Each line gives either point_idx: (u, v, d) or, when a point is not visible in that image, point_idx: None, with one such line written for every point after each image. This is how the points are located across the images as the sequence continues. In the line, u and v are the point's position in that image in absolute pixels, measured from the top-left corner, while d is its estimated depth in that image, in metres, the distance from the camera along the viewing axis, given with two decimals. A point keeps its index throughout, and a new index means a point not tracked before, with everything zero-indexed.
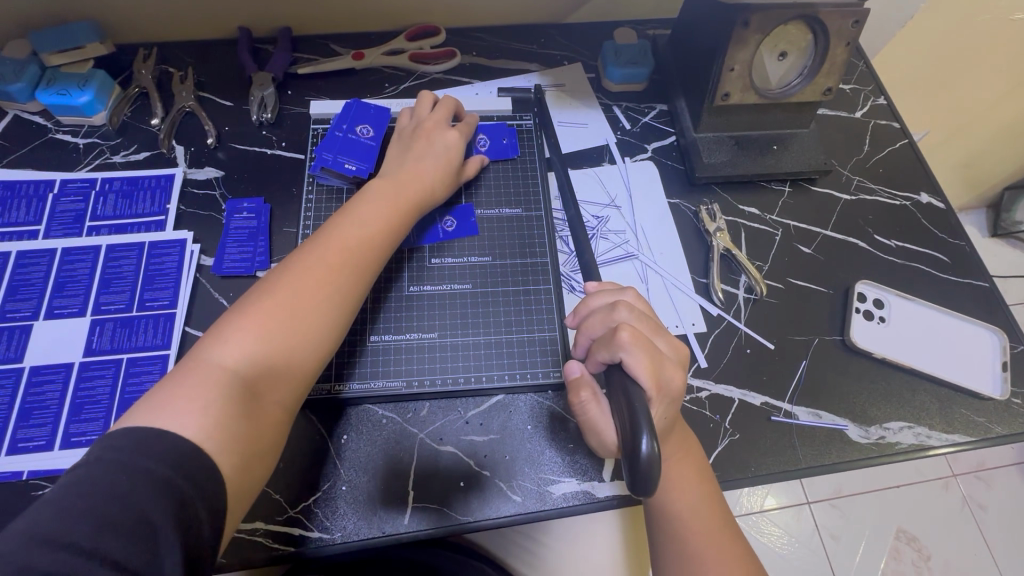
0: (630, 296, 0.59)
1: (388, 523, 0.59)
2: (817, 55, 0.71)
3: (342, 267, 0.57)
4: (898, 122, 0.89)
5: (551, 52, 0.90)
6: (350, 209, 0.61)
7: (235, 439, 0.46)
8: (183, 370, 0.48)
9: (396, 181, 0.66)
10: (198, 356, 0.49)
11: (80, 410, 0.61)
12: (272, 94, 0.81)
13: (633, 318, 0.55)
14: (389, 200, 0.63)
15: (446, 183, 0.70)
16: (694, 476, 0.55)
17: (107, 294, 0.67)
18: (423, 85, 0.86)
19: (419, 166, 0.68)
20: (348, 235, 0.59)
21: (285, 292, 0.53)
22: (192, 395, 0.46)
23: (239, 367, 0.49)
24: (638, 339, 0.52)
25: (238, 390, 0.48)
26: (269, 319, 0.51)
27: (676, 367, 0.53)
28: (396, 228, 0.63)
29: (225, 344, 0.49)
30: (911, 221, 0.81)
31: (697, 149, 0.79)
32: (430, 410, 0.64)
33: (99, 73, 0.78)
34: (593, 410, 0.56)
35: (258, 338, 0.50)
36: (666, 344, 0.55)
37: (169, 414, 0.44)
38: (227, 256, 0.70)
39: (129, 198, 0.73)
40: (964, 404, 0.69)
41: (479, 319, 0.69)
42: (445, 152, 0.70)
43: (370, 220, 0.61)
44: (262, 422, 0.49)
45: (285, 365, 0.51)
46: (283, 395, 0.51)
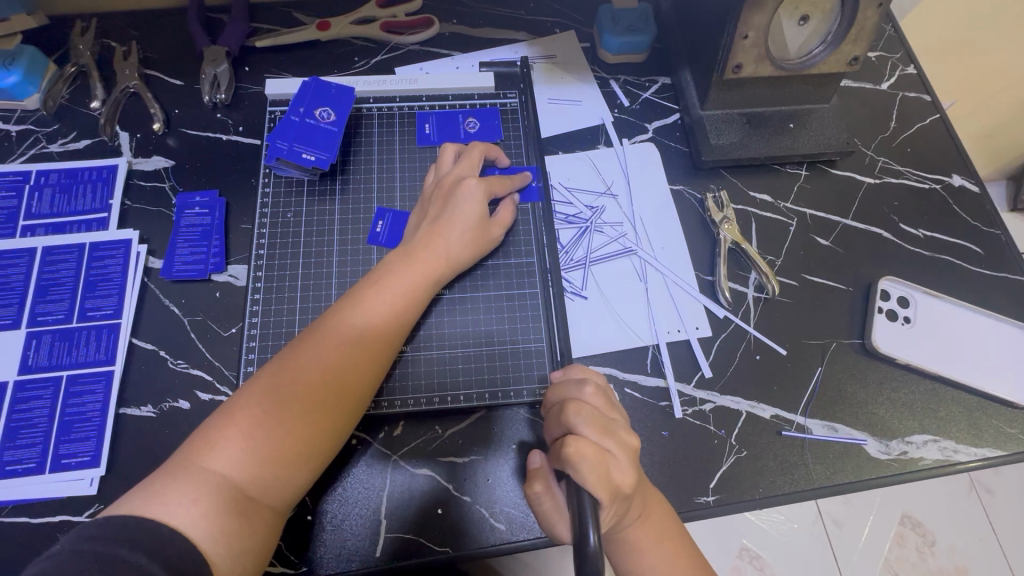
0: (588, 390, 0.51)
1: (360, 555, 0.53)
2: (843, 19, 0.61)
3: (350, 364, 0.51)
4: (928, 95, 0.79)
5: (540, 18, 0.81)
6: (359, 292, 0.55)
7: (224, 540, 0.43)
8: (175, 466, 0.45)
9: (412, 253, 0.58)
10: (192, 455, 0.45)
11: (16, 435, 0.55)
12: (226, 71, 0.72)
13: (583, 422, 0.47)
14: (405, 280, 0.56)
15: (473, 249, 0.61)
16: (655, 537, 0.49)
17: (44, 303, 0.60)
18: (396, 58, 0.77)
19: (441, 230, 0.59)
20: (355, 324, 0.53)
21: (286, 387, 0.49)
22: (184, 494, 0.43)
23: (233, 472, 0.45)
24: (585, 451, 0.44)
25: (229, 494, 0.44)
26: (267, 419, 0.47)
27: (629, 468, 0.46)
28: (410, 314, 0.56)
29: (219, 448, 0.46)
30: (941, 207, 0.73)
31: (704, 129, 0.71)
32: (404, 429, 0.58)
33: (28, 49, 0.69)
34: (547, 504, 0.49)
35: (251, 442, 0.46)
36: (616, 444, 0.47)
37: (163, 502, 0.42)
38: (178, 258, 0.63)
39: (68, 193, 0.66)
40: (994, 414, 0.63)
41: (464, 333, 0.62)
42: (466, 213, 0.60)
43: (382, 306, 0.54)
44: (252, 526, 0.45)
45: (281, 468, 0.47)
46: (277, 498, 0.47)
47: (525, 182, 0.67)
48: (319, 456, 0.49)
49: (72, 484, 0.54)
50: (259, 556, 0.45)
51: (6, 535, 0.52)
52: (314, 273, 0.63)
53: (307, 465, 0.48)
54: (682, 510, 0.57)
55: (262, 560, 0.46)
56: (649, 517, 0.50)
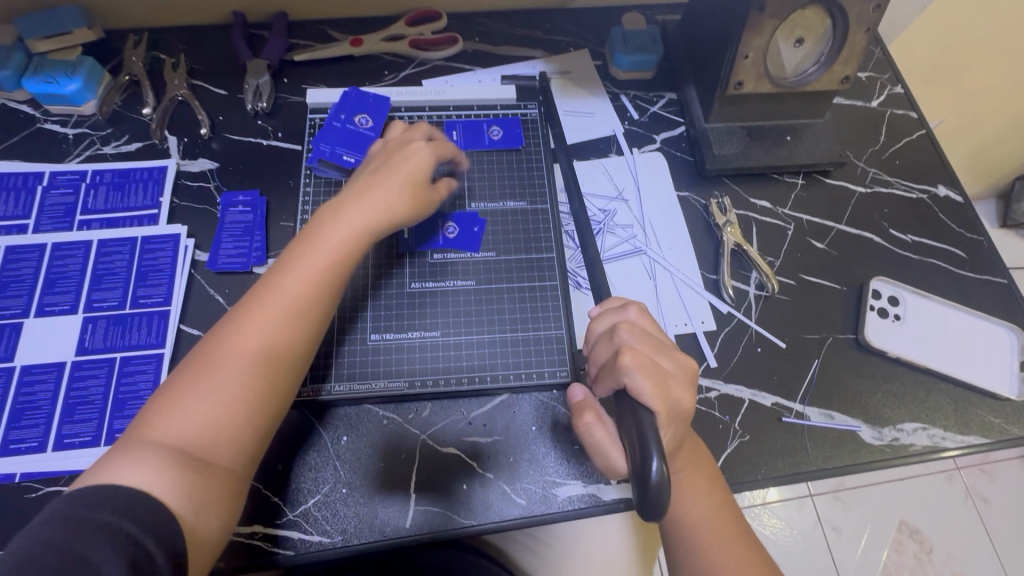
0: (633, 312, 0.56)
1: (391, 526, 0.57)
2: (834, 42, 0.68)
3: (279, 315, 0.51)
4: (915, 112, 0.85)
5: (556, 38, 0.87)
6: (287, 254, 0.54)
7: (175, 498, 0.42)
8: (117, 448, 0.45)
9: (344, 204, 0.57)
10: (132, 433, 0.46)
11: (73, 411, 0.59)
12: (267, 82, 0.78)
13: (635, 340, 0.52)
14: (337, 231, 0.55)
15: (413, 199, 0.60)
16: (704, 487, 0.54)
17: (99, 291, 0.65)
18: (423, 72, 0.83)
19: (373, 186, 0.58)
20: (282, 283, 0.52)
21: (221, 348, 0.49)
22: (124, 463, 0.43)
23: (170, 440, 0.45)
24: (641, 362, 0.49)
25: (169, 459, 0.44)
26: (204, 380, 0.47)
27: (684, 388, 0.51)
28: (340, 265, 0.55)
29: (155, 422, 0.45)
30: (928, 214, 0.78)
31: (708, 140, 0.77)
32: (432, 411, 0.63)
33: (87, 60, 0.75)
34: (597, 431, 0.53)
35: (184, 411, 0.46)
36: (671, 363, 0.52)
37: (116, 472, 0.42)
38: (222, 251, 0.68)
39: (120, 191, 0.71)
40: (980, 405, 0.67)
41: (457, 310, 0.66)
42: (405, 167, 0.60)
43: (308, 263, 0.53)
44: (205, 487, 0.44)
45: (221, 429, 0.46)
46: (221, 460, 0.46)
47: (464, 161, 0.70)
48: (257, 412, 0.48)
49: None
50: (218, 520, 0.45)
51: None
52: None
53: (241, 422, 0.47)
54: None
55: (217, 521, 0.45)
56: (694, 463, 0.55)
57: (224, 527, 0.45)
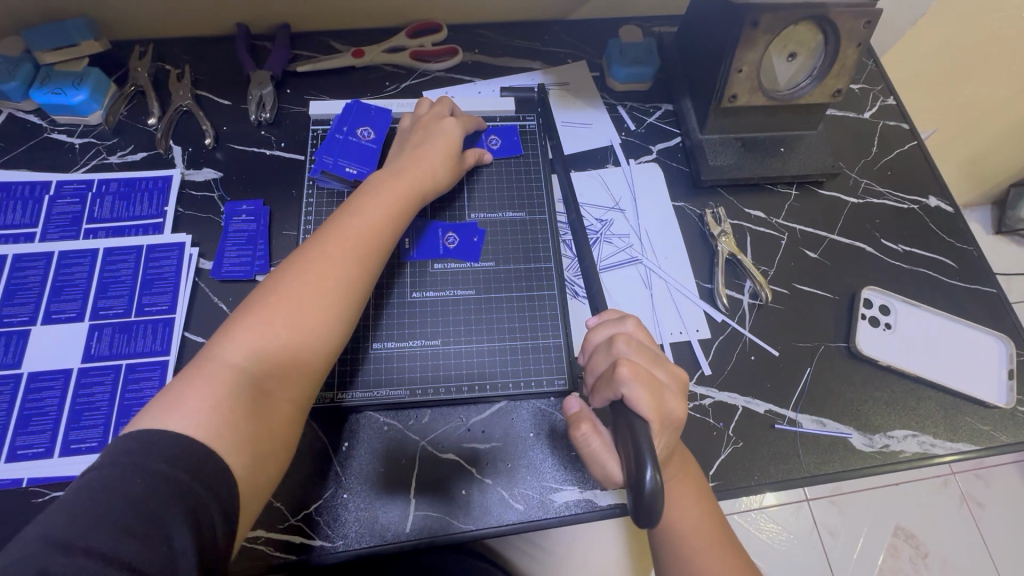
0: (630, 325, 0.57)
1: (390, 531, 0.59)
2: (827, 56, 0.69)
3: (348, 258, 0.55)
4: (907, 124, 0.87)
5: (554, 50, 0.89)
6: (350, 205, 0.59)
7: (250, 432, 0.46)
8: (193, 371, 0.48)
9: (396, 172, 0.63)
10: (208, 355, 0.48)
11: (79, 417, 0.60)
12: (271, 93, 0.80)
13: (631, 351, 0.54)
14: (393, 194, 0.61)
15: (449, 172, 0.68)
16: (694, 496, 0.55)
17: (105, 298, 0.66)
18: (424, 83, 0.85)
19: (421, 156, 0.66)
20: (351, 230, 0.57)
21: (292, 284, 0.52)
22: (204, 393, 0.46)
23: (251, 367, 0.48)
24: (637, 372, 0.51)
25: (248, 389, 0.48)
26: (276, 313, 0.51)
27: (679, 398, 0.53)
28: (400, 220, 0.61)
29: (234, 346, 0.49)
30: (919, 225, 0.80)
31: (703, 151, 0.78)
32: (431, 417, 0.64)
33: (94, 71, 0.76)
34: (594, 441, 0.54)
35: (266, 337, 0.50)
36: (665, 373, 0.54)
37: (184, 410, 0.45)
38: (226, 260, 0.69)
39: (126, 201, 0.72)
40: (969, 412, 0.69)
41: (465, 304, 0.69)
42: (445, 140, 0.68)
43: (375, 214, 0.59)
44: (271, 420, 0.48)
45: (297, 359, 0.51)
46: (294, 390, 0.51)
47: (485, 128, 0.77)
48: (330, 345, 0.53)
49: None
50: (281, 453, 0.49)
51: None
52: None
53: (318, 354, 0.52)
54: None
55: (285, 451, 0.49)
56: (685, 475, 0.56)
57: (285, 462, 0.50)
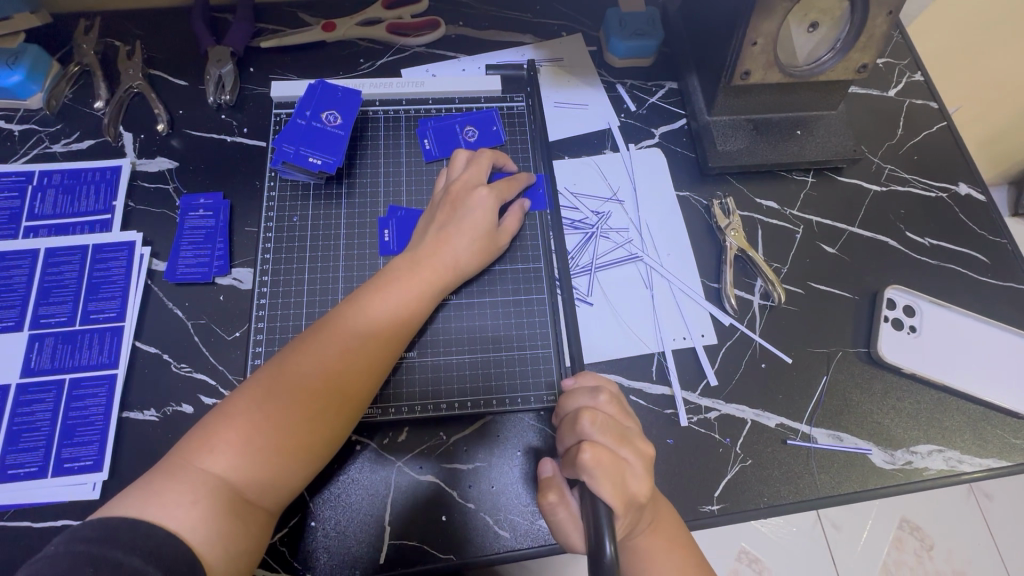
0: (602, 399, 0.51)
1: (361, 562, 0.53)
2: (853, 26, 0.61)
3: (349, 366, 0.51)
4: (935, 102, 0.79)
5: (547, 21, 0.80)
6: (362, 296, 0.54)
7: (222, 541, 0.42)
8: (171, 467, 0.44)
9: (417, 260, 0.57)
10: (187, 454, 0.44)
11: (18, 439, 0.55)
12: (231, 72, 0.72)
13: (598, 432, 0.47)
14: (411, 287, 0.56)
15: (477, 259, 0.60)
16: (676, 556, 0.49)
17: (47, 305, 0.60)
18: (402, 60, 0.76)
19: (444, 239, 0.59)
20: (361, 327, 0.52)
21: (289, 388, 0.48)
22: (178, 494, 0.42)
23: (233, 476, 0.44)
24: (600, 461, 0.45)
25: (225, 496, 0.43)
26: (267, 421, 0.46)
27: (645, 479, 0.47)
28: (414, 317, 0.56)
29: (217, 449, 0.44)
30: (949, 216, 0.72)
31: (711, 136, 0.70)
32: (408, 436, 0.58)
33: (32, 48, 0.68)
34: (561, 512, 0.49)
35: (249, 448, 0.45)
36: (632, 454, 0.47)
37: (161, 502, 0.42)
38: (181, 261, 0.63)
39: (71, 195, 0.65)
40: (999, 424, 0.63)
41: (464, 341, 0.61)
42: (475, 220, 0.60)
43: (387, 310, 0.54)
44: (247, 530, 0.44)
45: (279, 470, 0.46)
46: (272, 499, 0.47)
47: (529, 182, 0.66)
48: (319, 457, 0.48)
49: (75, 488, 0.54)
50: (255, 553, 0.45)
51: (8, 538, 0.52)
52: (320, 277, 0.63)
53: (301, 466, 0.47)
54: (687, 519, 0.57)
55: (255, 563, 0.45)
56: (662, 523, 0.50)
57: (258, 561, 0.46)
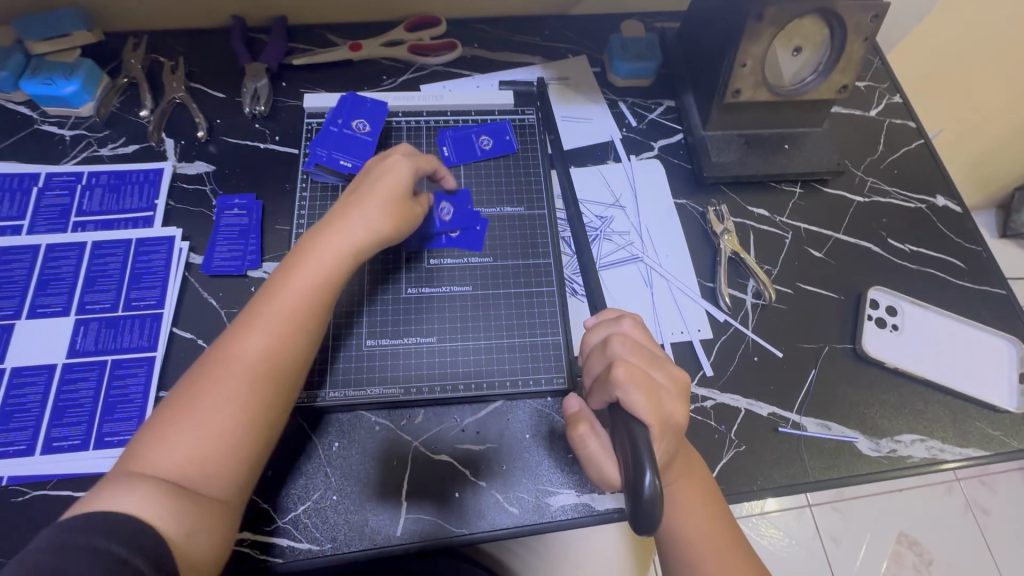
0: (627, 324, 0.55)
1: (381, 535, 0.57)
2: (833, 51, 0.68)
3: (256, 342, 0.51)
4: (913, 122, 0.85)
5: (555, 44, 0.87)
6: (272, 278, 0.55)
7: (169, 524, 0.43)
8: (107, 480, 0.45)
9: (324, 229, 0.57)
10: (124, 464, 0.46)
11: (63, 414, 0.59)
12: (266, 86, 0.78)
13: (628, 352, 0.52)
14: (318, 255, 0.55)
15: (397, 219, 0.60)
16: (698, 496, 0.53)
17: (92, 293, 0.65)
18: (422, 77, 0.83)
19: (350, 207, 0.58)
20: (273, 307, 0.53)
21: (203, 380, 0.49)
22: (118, 495, 0.43)
23: (166, 467, 0.45)
24: (634, 375, 0.49)
25: (165, 487, 0.44)
26: (189, 415, 0.47)
27: (679, 400, 0.51)
28: (323, 288, 0.55)
29: (149, 450, 0.46)
30: (927, 225, 0.78)
31: (706, 147, 0.76)
32: (425, 417, 0.62)
33: (86, 62, 0.75)
34: (591, 443, 0.53)
35: (176, 440, 0.46)
36: (664, 375, 0.51)
37: (95, 513, 0.42)
38: (217, 254, 0.68)
39: (116, 194, 0.71)
40: (978, 417, 0.67)
41: (479, 328, 0.66)
42: (387, 183, 0.60)
43: (295, 283, 0.54)
44: (200, 512, 0.45)
45: (218, 455, 0.47)
46: (217, 482, 0.47)
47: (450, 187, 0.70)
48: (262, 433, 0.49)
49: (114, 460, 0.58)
50: (216, 537, 0.46)
51: (51, 505, 0.56)
52: None
53: (235, 448, 0.48)
54: None
55: (218, 547, 0.46)
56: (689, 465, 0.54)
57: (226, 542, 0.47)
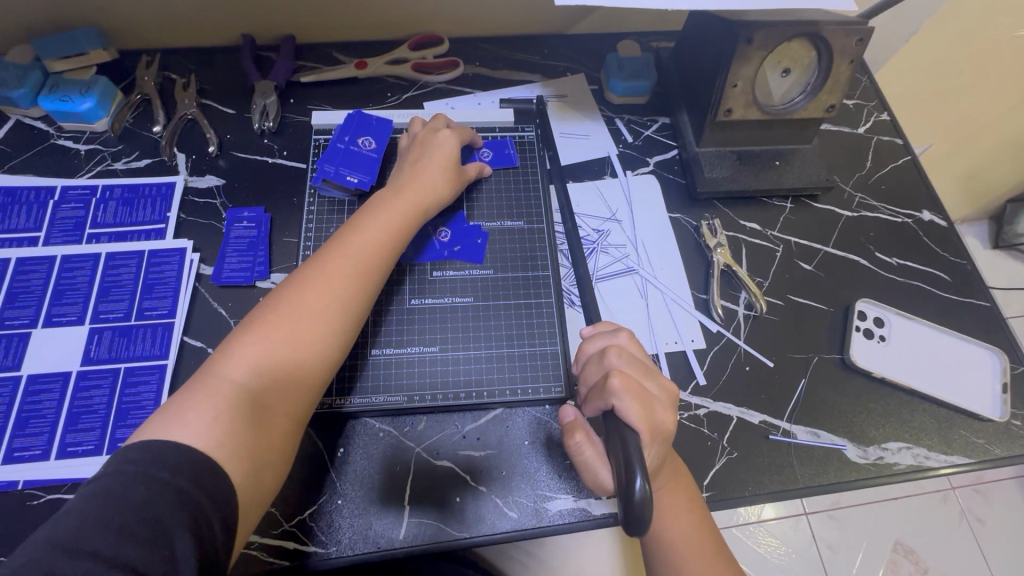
0: (623, 338, 0.58)
1: (384, 538, 0.59)
2: (819, 73, 0.71)
3: (348, 275, 0.56)
4: (900, 139, 0.88)
5: (553, 63, 0.90)
6: (354, 222, 0.61)
7: (245, 444, 0.46)
8: (194, 384, 0.48)
9: (399, 189, 0.65)
10: (210, 370, 0.49)
11: (77, 420, 0.61)
12: (274, 103, 0.81)
13: (624, 363, 0.54)
14: (393, 209, 0.62)
15: (451, 185, 0.69)
16: (685, 505, 0.55)
17: (106, 302, 0.67)
18: (425, 94, 0.86)
19: (419, 173, 0.66)
20: (355, 247, 0.58)
21: (293, 301, 0.53)
22: (204, 407, 0.46)
23: (252, 382, 0.49)
24: (629, 384, 0.51)
25: (246, 402, 0.48)
26: (279, 331, 0.51)
27: (670, 408, 0.53)
28: (399, 238, 0.61)
29: (234, 359, 0.49)
30: (914, 238, 0.81)
31: (699, 163, 0.79)
32: (427, 424, 0.64)
33: (101, 79, 0.78)
34: (587, 450, 0.55)
35: (267, 353, 0.50)
36: (656, 386, 0.54)
37: (181, 423, 0.45)
38: (227, 266, 0.70)
39: (130, 206, 0.73)
40: (963, 425, 0.69)
41: (480, 338, 0.68)
42: (444, 153, 0.69)
43: (377, 228, 0.60)
44: (270, 432, 0.48)
45: (296, 375, 0.51)
46: (292, 406, 0.51)
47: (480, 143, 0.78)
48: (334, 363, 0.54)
49: None
50: (276, 464, 0.49)
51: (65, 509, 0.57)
52: None
53: (312, 371, 0.52)
54: None
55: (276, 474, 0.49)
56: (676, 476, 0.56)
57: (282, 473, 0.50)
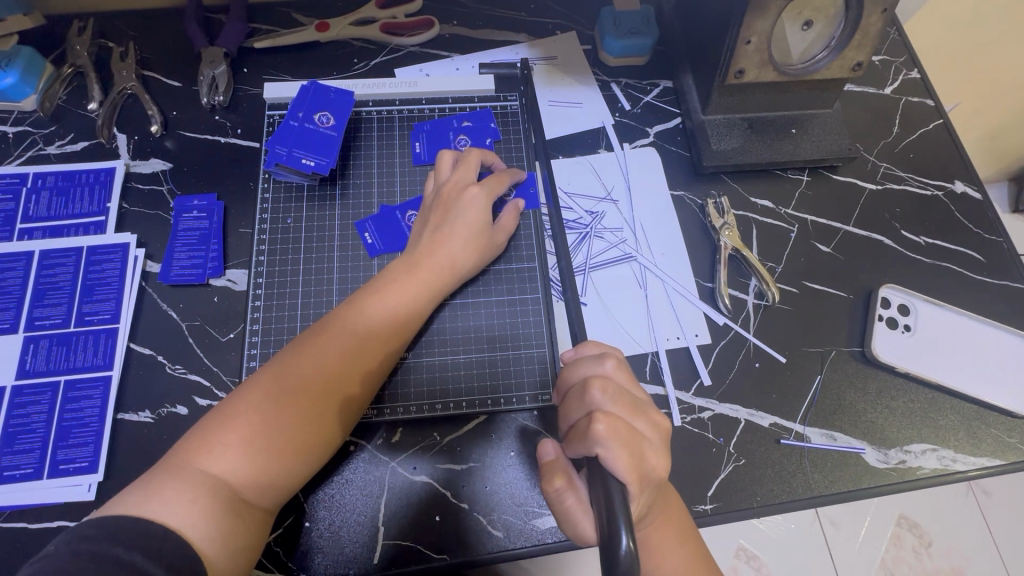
0: (610, 365, 0.50)
1: (357, 563, 0.53)
2: (846, 25, 0.60)
3: (347, 368, 0.51)
4: (932, 100, 0.79)
5: (541, 20, 0.80)
6: (360, 297, 0.55)
7: (221, 534, 0.43)
8: (173, 466, 0.44)
9: (416, 262, 0.58)
10: (188, 458, 0.45)
11: (14, 440, 0.55)
12: (224, 73, 0.72)
13: (612, 401, 0.47)
14: (408, 290, 0.56)
15: (476, 257, 0.60)
16: (675, 543, 0.49)
17: (41, 307, 0.60)
18: (397, 59, 0.76)
19: (440, 241, 0.58)
20: (358, 333, 0.53)
21: (286, 391, 0.48)
22: (181, 495, 0.43)
23: (232, 478, 0.45)
24: (617, 431, 0.45)
25: (225, 496, 0.44)
26: (265, 426, 0.47)
27: (661, 451, 0.47)
28: (410, 322, 0.56)
29: (217, 451, 0.45)
30: (944, 214, 0.72)
31: (705, 133, 0.70)
32: (401, 437, 0.58)
33: (25, 50, 0.68)
34: (569, 498, 0.48)
35: (247, 451, 0.46)
36: (645, 424, 0.48)
37: (160, 501, 0.42)
38: (175, 263, 0.63)
39: (65, 197, 0.65)
40: (994, 423, 0.63)
41: (458, 341, 0.61)
42: (470, 219, 0.60)
43: (386, 311, 0.54)
44: (245, 526, 0.45)
45: (277, 473, 0.47)
46: (272, 501, 0.47)
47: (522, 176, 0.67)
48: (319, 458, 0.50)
49: (71, 490, 0.54)
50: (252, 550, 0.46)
51: (3, 539, 0.52)
52: (314, 277, 0.63)
53: (302, 467, 0.48)
54: None
55: (255, 558, 0.46)
56: (668, 513, 0.50)
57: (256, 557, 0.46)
